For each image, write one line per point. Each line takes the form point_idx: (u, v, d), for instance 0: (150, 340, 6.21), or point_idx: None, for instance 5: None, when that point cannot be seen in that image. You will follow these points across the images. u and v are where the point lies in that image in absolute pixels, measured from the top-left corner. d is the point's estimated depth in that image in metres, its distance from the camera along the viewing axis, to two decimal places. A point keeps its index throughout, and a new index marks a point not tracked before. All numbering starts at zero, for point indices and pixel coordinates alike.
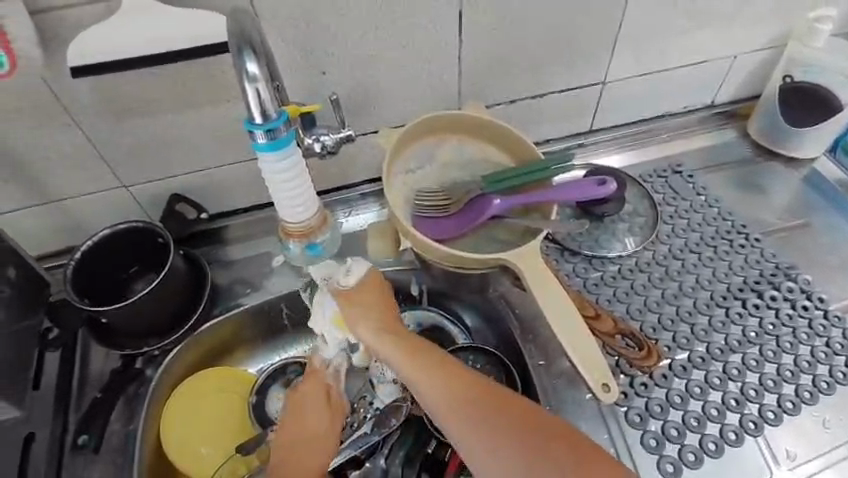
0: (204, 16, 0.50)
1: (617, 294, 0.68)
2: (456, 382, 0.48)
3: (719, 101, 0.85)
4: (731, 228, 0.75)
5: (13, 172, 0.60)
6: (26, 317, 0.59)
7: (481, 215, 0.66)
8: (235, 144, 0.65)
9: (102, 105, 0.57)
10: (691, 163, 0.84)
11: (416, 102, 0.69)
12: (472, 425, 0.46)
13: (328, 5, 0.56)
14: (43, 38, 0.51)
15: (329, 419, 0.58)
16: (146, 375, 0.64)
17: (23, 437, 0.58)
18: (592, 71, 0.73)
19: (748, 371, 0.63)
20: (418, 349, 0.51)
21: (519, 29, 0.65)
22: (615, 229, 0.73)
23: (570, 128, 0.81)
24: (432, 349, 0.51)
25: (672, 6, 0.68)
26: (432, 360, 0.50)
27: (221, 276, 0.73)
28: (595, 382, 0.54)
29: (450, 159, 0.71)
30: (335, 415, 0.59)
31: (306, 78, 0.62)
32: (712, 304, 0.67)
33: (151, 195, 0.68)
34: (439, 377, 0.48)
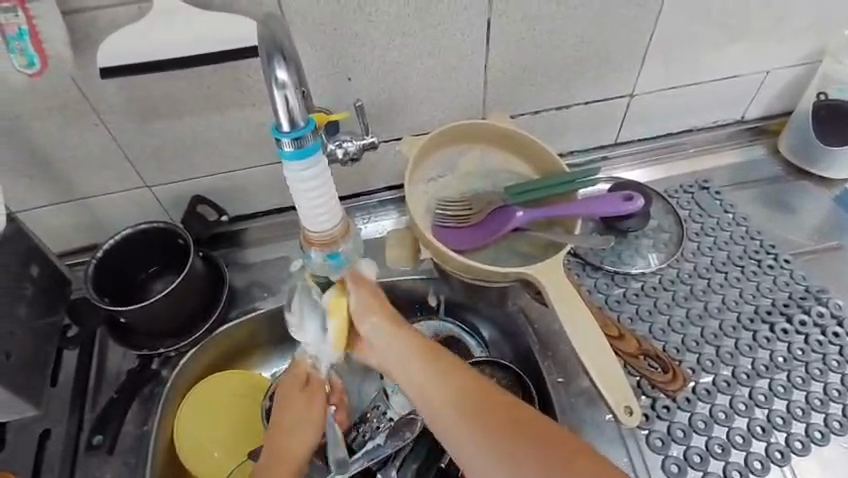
0: (234, 21, 0.50)
1: (639, 312, 0.66)
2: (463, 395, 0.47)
3: (749, 117, 0.83)
4: (759, 248, 0.73)
5: (39, 170, 0.61)
6: (47, 314, 0.57)
7: (504, 226, 0.65)
8: (258, 148, 0.65)
9: (129, 106, 0.57)
10: (717, 180, 0.82)
11: (440, 109, 0.68)
12: (481, 445, 0.45)
13: (357, 11, 0.56)
14: (75, 38, 0.51)
15: (311, 410, 0.59)
16: (162, 376, 0.64)
17: (39, 434, 0.61)
18: (619, 83, 0.72)
19: (775, 398, 0.61)
20: (432, 358, 0.50)
21: (548, 38, 0.64)
22: (639, 245, 0.72)
23: (594, 141, 0.79)
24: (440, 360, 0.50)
25: (706, 18, 0.67)
26: (447, 370, 0.49)
27: (238, 279, 0.73)
28: (618, 404, 0.53)
29: (472, 168, 0.70)
30: (321, 402, 0.60)
31: (331, 83, 0.62)
32: (738, 327, 0.65)
33: (173, 196, 0.68)
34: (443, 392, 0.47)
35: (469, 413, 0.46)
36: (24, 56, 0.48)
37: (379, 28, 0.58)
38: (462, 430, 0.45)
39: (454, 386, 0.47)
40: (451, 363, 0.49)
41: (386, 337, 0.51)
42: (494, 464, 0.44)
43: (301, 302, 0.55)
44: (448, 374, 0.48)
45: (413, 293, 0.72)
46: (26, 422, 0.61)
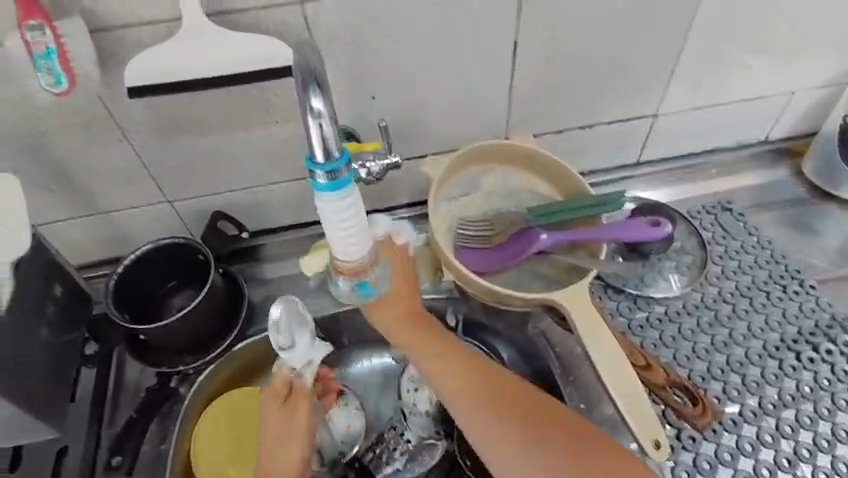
0: (262, 42, 0.49)
1: (663, 338, 0.66)
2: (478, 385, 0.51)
3: (773, 137, 0.82)
4: (784, 272, 0.72)
5: (62, 184, 0.60)
6: (69, 331, 0.56)
7: (527, 249, 0.64)
8: (279, 165, 0.65)
9: (154, 123, 0.57)
10: (740, 201, 0.81)
11: (463, 128, 0.67)
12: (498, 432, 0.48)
13: (384, 30, 0.55)
14: (103, 56, 0.51)
15: (297, 423, 0.55)
16: (180, 393, 0.64)
17: (57, 450, 0.61)
18: (644, 103, 0.71)
19: (801, 429, 0.60)
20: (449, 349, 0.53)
21: (574, 58, 0.63)
22: (662, 266, 0.71)
23: (616, 160, 0.78)
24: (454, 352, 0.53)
25: (734, 40, 0.66)
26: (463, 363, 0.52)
27: (256, 295, 0.72)
28: (645, 438, 0.54)
29: (496, 187, 0.69)
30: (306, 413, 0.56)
31: (356, 102, 0.61)
32: (764, 355, 0.65)
33: (193, 211, 0.68)
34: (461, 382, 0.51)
35: (478, 400, 0.50)
36: (51, 75, 0.47)
37: (405, 47, 0.57)
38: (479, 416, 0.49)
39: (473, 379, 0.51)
40: (464, 354, 0.53)
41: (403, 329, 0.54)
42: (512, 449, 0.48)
43: (288, 320, 0.55)
44: (465, 367, 0.52)
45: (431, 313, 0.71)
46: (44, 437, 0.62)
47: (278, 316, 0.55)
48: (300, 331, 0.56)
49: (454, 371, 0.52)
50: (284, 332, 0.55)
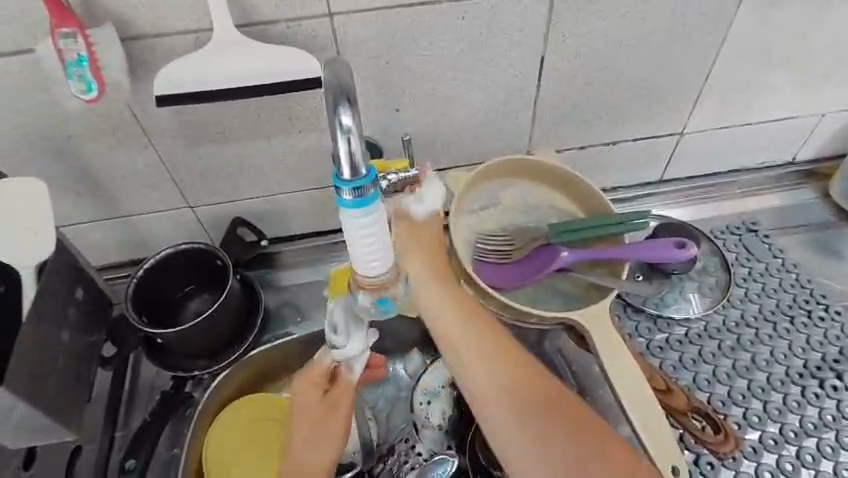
0: (289, 54, 0.50)
1: (683, 360, 0.65)
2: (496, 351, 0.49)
3: (801, 158, 0.80)
4: (810, 297, 0.70)
5: (87, 188, 0.61)
6: (90, 333, 0.56)
7: (548, 265, 0.63)
8: (301, 174, 0.65)
9: (179, 130, 0.58)
10: (765, 222, 0.79)
11: (486, 142, 0.67)
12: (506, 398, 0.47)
13: (410, 44, 0.55)
14: (133, 65, 0.51)
15: (333, 418, 0.53)
16: (195, 397, 0.65)
17: (70, 450, 0.62)
18: (669, 121, 0.70)
19: (823, 459, 0.59)
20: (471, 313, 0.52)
21: (601, 75, 0.62)
22: (683, 287, 0.69)
23: (639, 177, 0.77)
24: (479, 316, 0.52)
25: (765, 62, 0.65)
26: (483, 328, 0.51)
27: (272, 301, 0.72)
28: (664, 464, 0.53)
29: (515, 202, 0.69)
30: (344, 407, 0.53)
31: (379, 115, 0.61)
32: (787, 381, 0.63)
33: (214, 217, 0.68)
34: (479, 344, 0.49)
35: (497, 367, 0.48)
36: (82, 82, 0.48)
37: (431, 61, 0.57)
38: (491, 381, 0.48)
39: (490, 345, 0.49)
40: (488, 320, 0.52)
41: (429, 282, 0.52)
42: (516, 418, 0.46)
43: (344, 317, 0.48)
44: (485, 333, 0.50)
45: None
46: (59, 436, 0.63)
47: (334, 314, 0.48)
48: (357, 329, 0.49)
49: (475, 347, 0.49)
50: (338, 327, 0.48)
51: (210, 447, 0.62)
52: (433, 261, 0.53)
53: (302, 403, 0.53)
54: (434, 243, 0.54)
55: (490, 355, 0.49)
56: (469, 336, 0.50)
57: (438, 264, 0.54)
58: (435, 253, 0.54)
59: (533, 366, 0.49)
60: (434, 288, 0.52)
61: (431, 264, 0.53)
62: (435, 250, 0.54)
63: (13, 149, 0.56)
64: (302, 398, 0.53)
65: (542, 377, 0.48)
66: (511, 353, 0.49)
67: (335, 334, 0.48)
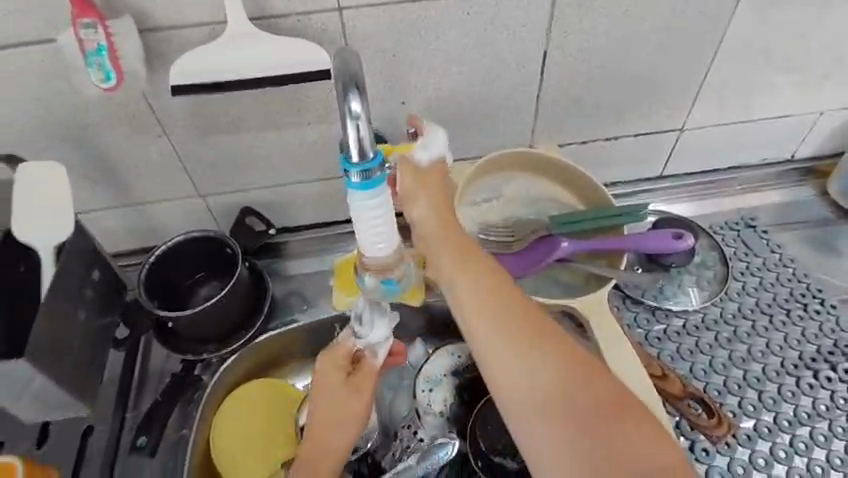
0: (300, 47, 0.51)
1: (680, 351, 0.66)
2: (498, 296, 0.43)
3: (800, 155, 0.81)
4: (806, 291, 0.72)
5: (102, 175, 0.63)
6: (105, 315, 0.58)
7: (548, 256, 0.64)
8: (309, 165, 0.67)
9: (192, 120, 0.60)
10: (764, 218, 0.80)
11: (490, 135, 0.68)
12: (506, 344, 0.41)
13: (417, 38, 0.57)
14: (150, 56, 0.53)
15: (353, 400, 0.54)
16: (203, 381, 0.67)
17: (83, 430, 0.64)
18: (670, 117, 0.71)
19: (816, 447, 0.61)
20: (472, 256, 0.45)
21: (603, 71, 0.64)
22: (682, 280, 0.71)
23: (639, 173, 0.79)
24: (482, 257, 0.45)
25: (764, 59, 0.66)
26: (485, 270, 0.44)
27: (279, 290, 0.74)
28: None
29: (517, 195, 0.70)
30: (365, 389, 0.54)
31: (385, 107, 0.63)
32: (782, 372, 0.65)
33: (224, 206, 0.70)
34: (479, 287, 0.43)
35: (497, 312, 0.42)
36: (101, 71, 0.49)
37: (437, 55, 0.59)
38: (489, 327, 0.42)
39: (491, 288, 0.43)
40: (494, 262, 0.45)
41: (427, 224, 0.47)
42: (515, 364, 0.40)
43: (369, 309, 0.52)
44: (487, 274, 0.44)
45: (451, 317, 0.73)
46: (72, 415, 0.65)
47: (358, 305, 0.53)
48: (379, 319, 0.53)
49: (480, 304, 0.43)
50: (363, 315, 0.53)
51: (218, 427, 0.64)
52: (439, 211, 0.47)
53: (322, 385, 0.54)
54: (438, 188, 0.48)
55: (490, 300, 0.43)
56: (473, 292, 0.43)
57: (442, 214, 0.47)
58: (439, 202, 0.47)
59: (542, 318, 0.42)
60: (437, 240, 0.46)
61: (432, 205, 0.47)
62: (438, 199, 0.47)
63: (32, 136, 0.58)
64: (322, 380, 0.54)
65: (560, 341, 0.41)
66: (523, 313, 0.42)
67: (358, 324, 0.53)
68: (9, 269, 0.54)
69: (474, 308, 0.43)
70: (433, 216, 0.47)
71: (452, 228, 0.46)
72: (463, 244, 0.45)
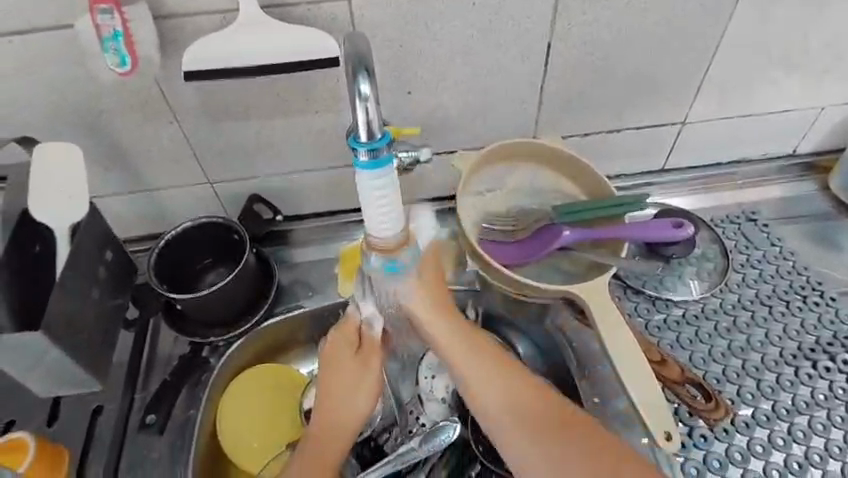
0: (309, 34, 0.53)
1: (680, 340, 0.67)
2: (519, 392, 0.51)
3: (801, 151, 0.82)
4: (805, 283, 0.72)
5: (115, 161, 0.65)
6: (117, 295, 0.60)
7: (548, 244, 0.66)
8: (316, 153, 0.68)
9: (203, 107, 0.61)
10: (764, 212, 0.81)
11: (494, 127, 0.70)
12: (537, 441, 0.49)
13: (423, 29, 0.58)
14: (163, 42, 0.54)
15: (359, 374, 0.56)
16: (210, 364, 0.68)
17: (93, 409, 0.66)
18: (672, 111, 0.72)
19: (814, 436, 0.61)
20: (490, 354, 0.53)
21: (606, 63, 0.65)
22: (683, 271, 0.72)
23: (641, 166, 0.80)
24: (498, 354, 0.54)
25: (766, 54, 0.67)
26: (504, 369, 0.52)
27: (285, 277, 0.75)
28: (658, 430, 0.55)
29: (520, 186, 0.71)
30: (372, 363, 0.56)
31: (392, 97, 0.64)
32: (781, 362, 0.66)
33: (232, 194, 0.71)
34: (503, 387, 0.51)
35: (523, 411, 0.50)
36: (117, 56, 0.50)
37: (443, 46, 0.60)
38: (520, 425, 0.50)
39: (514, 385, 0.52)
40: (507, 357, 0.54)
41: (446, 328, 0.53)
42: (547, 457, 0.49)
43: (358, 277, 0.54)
44: (507, 374, 0.52)
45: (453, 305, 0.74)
46: (83, 395, 0.67)
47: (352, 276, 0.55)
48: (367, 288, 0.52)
49: (471, 356, 0.53)
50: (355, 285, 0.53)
51: (223, 411, 0.66)
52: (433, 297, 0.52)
53: (328, 360, 0.56)
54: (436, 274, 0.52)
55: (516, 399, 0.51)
56: (462, 349, 0.53)
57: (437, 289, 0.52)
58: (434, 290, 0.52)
59: (558, 406, 0.51)
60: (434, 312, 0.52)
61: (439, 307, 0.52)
62: (431, 284, 0.51)
63: (48, 121, 0.60)
64: (329, 355, 0.56)
65: (543, 390, 0.52)
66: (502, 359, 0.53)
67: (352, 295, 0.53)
68: (28, 247, 0.56)
69: (464, 360, 0.52)
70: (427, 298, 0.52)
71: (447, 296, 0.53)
72: (477, 342, 0.54)
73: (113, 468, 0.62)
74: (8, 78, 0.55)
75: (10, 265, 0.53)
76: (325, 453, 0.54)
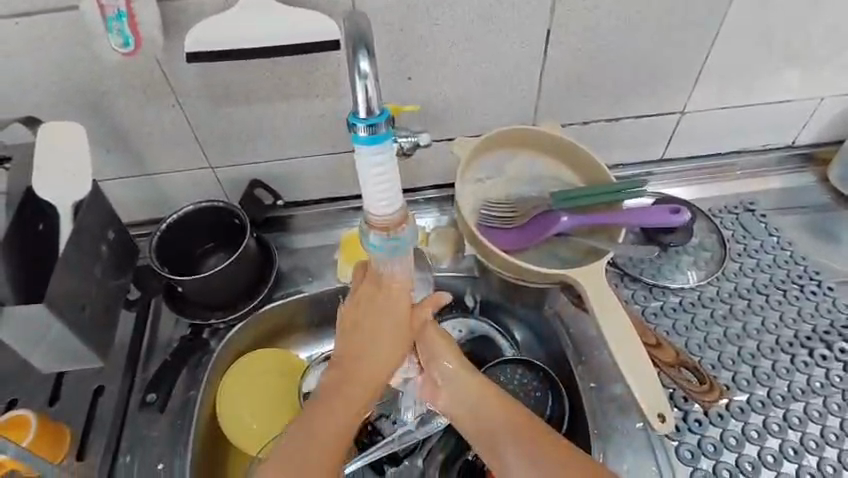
0: (310, 16, 0.53)
1: (676, 326, 0.68)
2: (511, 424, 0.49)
3: (800, 142, 0.82)
4: (803, 273, 0.73)
5: (118, 144, 0.65)
6: (118, 275, 0.61)
7: (546, 230, 0.67)
8: (316, 138, 0.68)
9: (205, 90, 0.61)
10: (763, 202, 0.81)
11: (493, 114, 0.70)
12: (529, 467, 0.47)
13: (423, 14, 0.58)
14: (166, 24, 0.55)
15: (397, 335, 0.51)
16: (210, 346, 0.69)
17: (94, 389, 0.67)
18: (672, 99, 0.72)
19: (810, 422, 0.62)
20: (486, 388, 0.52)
21: (605, 50, 0.65)
22: (680, 260, 0.72)
23: (641, 155, 0.80)
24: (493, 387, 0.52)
25: (766, 42, 0.67)
26: (500, 401, 0.51)
27: (285, 262, 0.76)
28: (651, 411, 0.56)
29: (519, 173, 0.72)
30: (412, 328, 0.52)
31: (392, 82, 0.64)
32: (777, 349, 0.66)
33: (234, 179, 0.72)
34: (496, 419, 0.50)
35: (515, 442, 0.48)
36: (120, 36, 0.52)
37: (443, 31, 0.60)
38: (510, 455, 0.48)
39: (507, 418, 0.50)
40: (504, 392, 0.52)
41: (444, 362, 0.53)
42: None
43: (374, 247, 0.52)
44: (502, 406, 0.50)
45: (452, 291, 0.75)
46: (85, 376, 0.68)
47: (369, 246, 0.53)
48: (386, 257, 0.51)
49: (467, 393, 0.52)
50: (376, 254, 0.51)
51: (222, 394, 0.67)
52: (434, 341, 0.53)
53: (363, 309, 0.50)
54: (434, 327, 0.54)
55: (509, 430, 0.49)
56: (465, 386, 0.52)
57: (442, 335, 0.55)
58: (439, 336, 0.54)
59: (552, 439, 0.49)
60: (439, 351, 0.53)
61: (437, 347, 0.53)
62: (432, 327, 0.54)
63: (51, 102, 0.60)
64: (364, 304, 0.50)
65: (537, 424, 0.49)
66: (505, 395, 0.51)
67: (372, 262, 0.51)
68: (31, 227, 0.57)
69: (467, 397, 0.51)
70: (428, 338, 0.53)
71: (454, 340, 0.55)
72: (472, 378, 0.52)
73: (113, 448, 0.63)
74: (13, 58, 0.56)
75: (14, 242, 0.55)
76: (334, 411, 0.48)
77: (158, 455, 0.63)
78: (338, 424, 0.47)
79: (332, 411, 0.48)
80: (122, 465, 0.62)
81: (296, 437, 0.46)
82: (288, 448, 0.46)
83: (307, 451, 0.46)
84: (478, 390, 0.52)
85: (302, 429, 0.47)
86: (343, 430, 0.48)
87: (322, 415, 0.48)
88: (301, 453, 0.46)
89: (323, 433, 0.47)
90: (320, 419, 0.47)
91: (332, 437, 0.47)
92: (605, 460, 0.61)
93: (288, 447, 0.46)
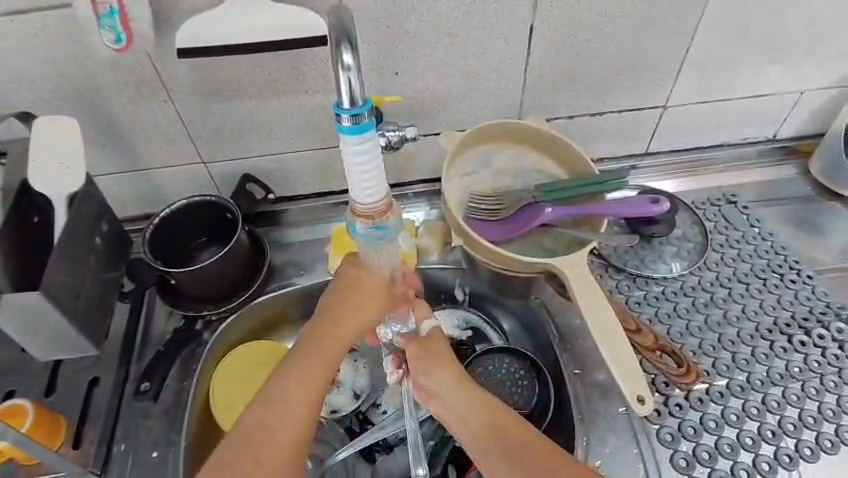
0: (296, 12, 0.54)
1: (659, 314, 0.69)
2: (497, 426, 0.51)
3: (781, 135, 0.83)
4: (783, 262, 0.75)
5: (112, 139, 0.67)
6: (112, 267, 0.63)
7: (532, 221, 0.69)
8: (306, 133, 0.70)
9: (196, 86, 0.63)
10: (745, 194, 0.83)
11: (479, 108, 0.72)
12: (511, 462, 0.49)
13: (409, 9, 0.60)
14: (158, 21, 0.56)
15: (378, 309, 0.54)
16: (203, 338, 0.70)
17: (89, 380, 0.68)
18: (655, 93, 0.74)
19: (788, 406, 0.64)
20: (470, 390, 0.53)
21: (589, 45, 0.67)
22: (663, 252, 0.74)
23: (626, 149, 0.82)
24: (479, 391, 0.53)
25: (744, 36, 0.69)
26: (486, 403, 0.52)
27: (277, 256, 0.78)
28: (632, 394, 0.57)
29: (505, 167, 0.74)
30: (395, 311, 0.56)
31: (380, 78, 0.66)
32: (756, 336, 0.68)
33: (226, 174, 0.73)
34: (483, 420, 0.51)
35: (501, 443, 0.50)
36: (112, 32, 0.53)
37: (429, 27, 0.62)
38: (497, 457, 0.50)
39: (493, 419, 0.51)
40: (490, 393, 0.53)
41: (433, 367, 0.55)
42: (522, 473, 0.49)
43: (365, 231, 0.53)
44: (488, 407, 0.52)
45: (442, 284, 0.76)
46: (81, 367, 0.69)
47: None
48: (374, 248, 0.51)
49: (457, 396, 0.53)
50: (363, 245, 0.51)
51: (215, 384, 0.68)
52: (425, 348, 0.56)
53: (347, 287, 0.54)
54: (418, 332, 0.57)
55: (493, 430, 0.51)
56: (458, 395, 0.53)
57: (430, 343, 0.56)
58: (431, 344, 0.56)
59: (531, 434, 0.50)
60: (427, 359, 0.55)
61: (428, 354, 0.55)
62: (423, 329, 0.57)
63: (48, 99, 0.61)
64: (349, 284, 0.54)
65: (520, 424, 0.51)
66: (496, 400, 0.53)
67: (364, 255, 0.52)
68: (27, 220, 0.59)
69: (461, 404, 0.53)
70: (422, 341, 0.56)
71: (446, 347, 0.57)
72: (458, 379, 0.54)
73: (109, 438, 0.64)
74: (10, 56, 0.57)
75: (12, 233, 0.56)
76: (310, 378, 0.51)
77: (153, 444, 0.65)
78: (319, 380, 0.51)
79: (313, 371, 0.51)
80: (118, 454, 0.64)
81: (283, 386, 0.50)
82: (276, 394, 0.50)
83: (285, 404, 0.49)
84: (471, 397, 0.53)
85: (283, 385, 0.50)
86: (319, 388, 0.51)
87: (303, 376, 0.51)
88: (286, 401, 0.49)
89: (302, 389, 0.50)
90: (301, 379, 0.51)
91: (313, 391, 0.51)
92: (588, 443, 0.63)
93: (273, 396, 0.50)
